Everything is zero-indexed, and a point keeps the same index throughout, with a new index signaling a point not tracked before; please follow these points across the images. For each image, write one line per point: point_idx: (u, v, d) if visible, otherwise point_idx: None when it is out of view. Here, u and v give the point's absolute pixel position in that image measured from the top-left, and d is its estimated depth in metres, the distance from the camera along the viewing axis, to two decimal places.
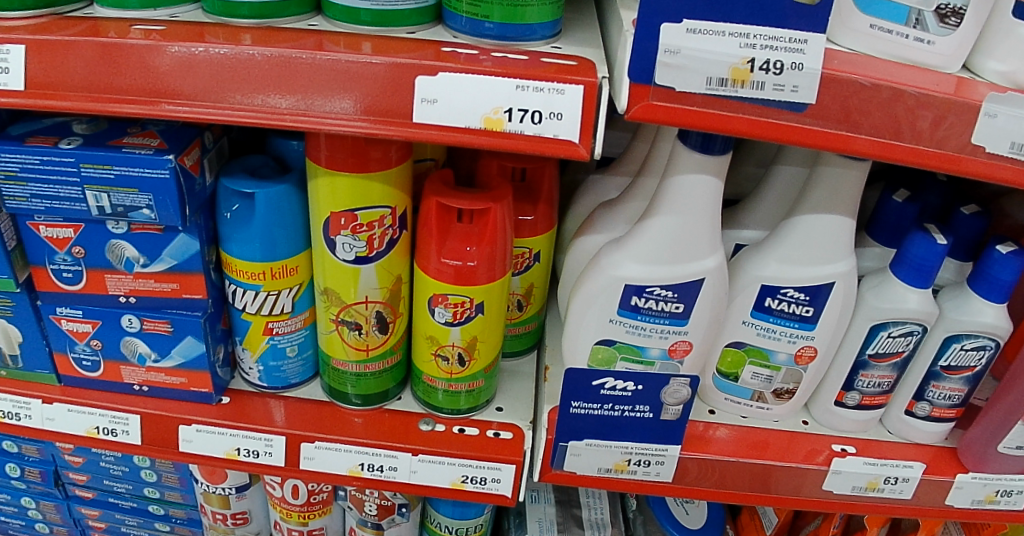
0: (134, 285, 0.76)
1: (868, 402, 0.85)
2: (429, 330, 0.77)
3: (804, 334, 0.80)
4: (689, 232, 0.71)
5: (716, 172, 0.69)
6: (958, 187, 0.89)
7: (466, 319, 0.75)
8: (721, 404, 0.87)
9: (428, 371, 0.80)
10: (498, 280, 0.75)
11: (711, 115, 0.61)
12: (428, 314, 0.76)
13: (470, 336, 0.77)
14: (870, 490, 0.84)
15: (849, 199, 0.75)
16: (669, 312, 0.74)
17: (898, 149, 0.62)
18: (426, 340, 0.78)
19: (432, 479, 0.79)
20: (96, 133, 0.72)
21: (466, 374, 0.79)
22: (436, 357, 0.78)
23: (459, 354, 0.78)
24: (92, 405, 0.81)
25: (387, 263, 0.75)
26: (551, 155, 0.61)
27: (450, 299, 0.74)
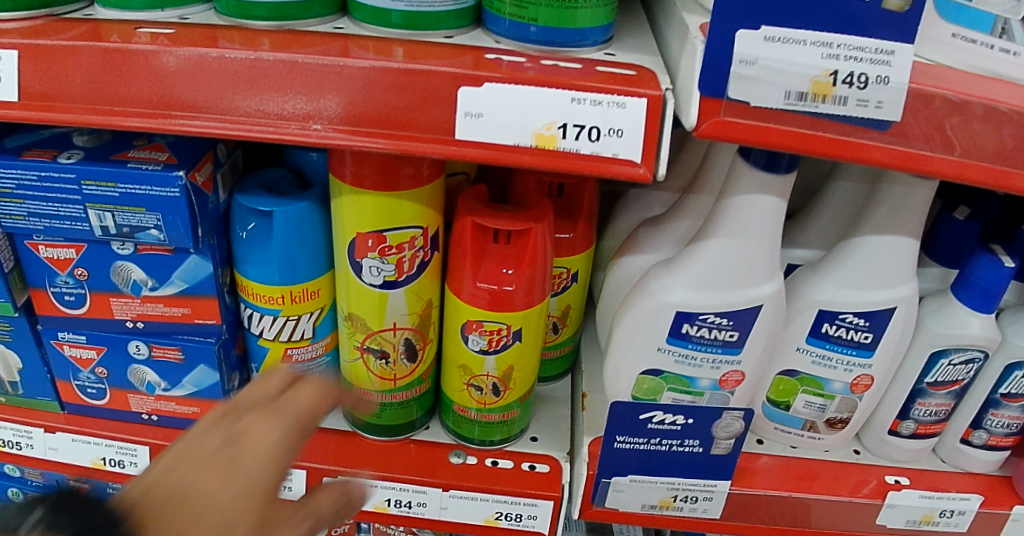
0: (141, 309, 0.70)
1: (924, 432, 0.80)
2: (462, 358, 0.72)
3: (861, 361, 0.75)
4: (747, 256, 0.66)
5: (779, 192, 0.64)
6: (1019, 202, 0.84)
7: (502, 347, 0.70)
8: (771, 433, 0.82)
9: (459, 401, 0.74)
10: (538, 305, 0.69)
11: (788, 133, 0.55)
12: (461, 341, 0.71)
13: (506, 365, 0.71)
14: (925, 523, 0.79)
15: (915, 219, 0.70)
16: (722, 341, 0.69)
17: (983, 170, 0.57)
18: (458, 369, 0.73)
19: (464, 516, 0.74)
20: (100, 147, 0.66)
21: (501, 404, 0.73)
22: (468, 386, 0.73)
23: (493, 384, 0.72)
24: (98, 435, 0.75)
25: (417, 288, 0.69)
26: (607, 176, 0.55)
27: (485, 327, 0.69)
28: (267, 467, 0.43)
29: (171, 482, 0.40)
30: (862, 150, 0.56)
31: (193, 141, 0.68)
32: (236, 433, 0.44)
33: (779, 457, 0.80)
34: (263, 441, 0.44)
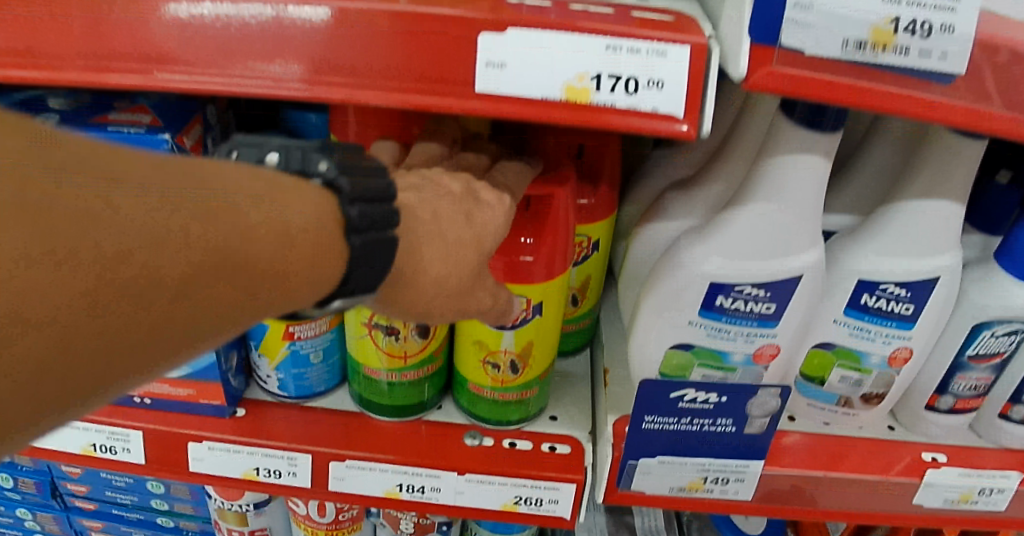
0: None
1: (963, 407, 0.76)
2: (478, 334, 0.67)
3: (901, 334, 0.70)
4: (789, 222, 0.61)
5: (825, 151, 0.58)
6: None
7: (522, 323, 0.65)
8: (803, 409, 0.77)
9: (474, 379, 0.70)
10: (560, 276, 0.64)
11: (844, 85, 0.50)
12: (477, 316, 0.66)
13: (526, 342, 0.66)
14: (962, 502, 0.75)
15: (960, 181, 0.65)
16: (758, 314, 0.64)
17: None
18: (473, 345, 0.68)
19: (481, 501, 0.69)
20: (81, 110, 0.61)
21: (519, 382, 0.69)
22: (484, 364, 0.68)
23: (512, 362, 0.67)
24: (86, 421, 0.70)
25: None
26: (647, 134, 0.50)
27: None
28: (495, 229, 0.53)
29: (426, 211, 0.49)
30: (922, 107, 0.51)
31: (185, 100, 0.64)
32: (474, 189, 0.54)
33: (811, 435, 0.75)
34: (496, 210, 0.54)
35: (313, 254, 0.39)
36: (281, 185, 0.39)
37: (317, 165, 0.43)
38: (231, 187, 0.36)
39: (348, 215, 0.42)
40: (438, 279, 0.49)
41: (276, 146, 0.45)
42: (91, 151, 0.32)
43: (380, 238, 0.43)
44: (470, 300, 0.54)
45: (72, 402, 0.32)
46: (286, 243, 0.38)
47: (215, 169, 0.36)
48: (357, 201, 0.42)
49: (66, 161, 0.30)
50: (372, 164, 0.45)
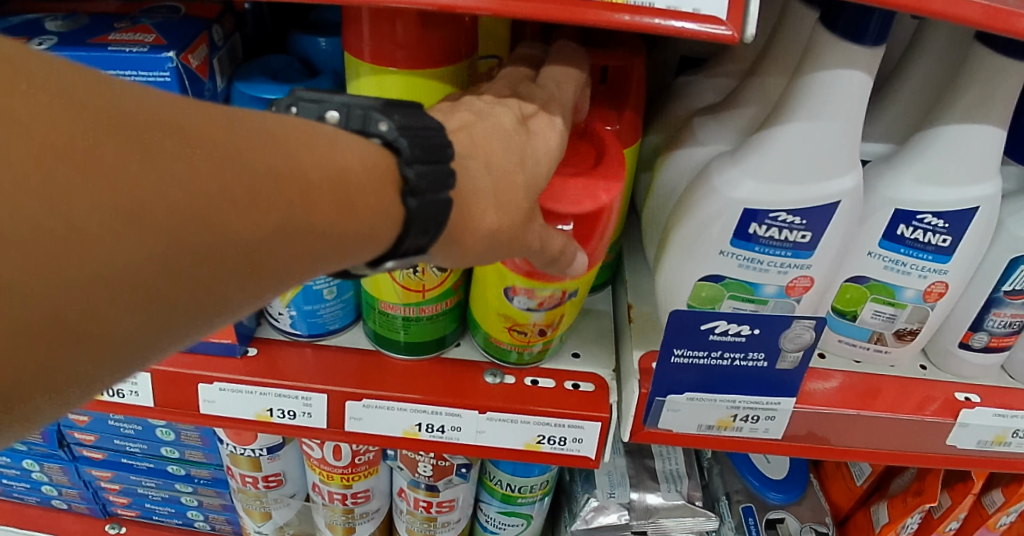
0: None
1: (996, 345, 0.74)
2: (503, 306, 0.63)
3: (938, 267, 0.67)
4: (829, 142, 0.57)
5: (869, 67, 0.55)
6: None
7: (555, 305, 0.62)
8: (833, 346, 0.75)
9: (492, 332, 0.67)
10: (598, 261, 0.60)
11: None
12: (502, 295, 0.62)
13: (557, 316, 0.64)
14: (995, 444, 0.73)
15: (1006, 102, 0.61)
16: (792, 243, 0.61)
17: None
18: (499, 317, 0.64)
19: (502, 440, 0.67)
20: (80, 31, 0.58)
21: (545, 339, 0.66)
22: (510, 331, 0.65)
23: (539, 330, 0.65)
24: None
25: None
26: (688, 37, 0.46)
27: (537, 292, 0.61)
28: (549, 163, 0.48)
29: (478, 159, 0.43)
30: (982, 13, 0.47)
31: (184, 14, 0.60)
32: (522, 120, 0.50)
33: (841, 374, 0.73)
34: (550, 141, 0.49)
35: (375, 217, 0.37)
36: (348, 142, 0.37)
37: (376, 124, 0.41)
38: (299, 142, 0.34)
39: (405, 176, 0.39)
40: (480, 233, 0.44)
41: (337, 104, 0.43)
42: (157, 95, 0.29)
43: (436, 200, 0.39)
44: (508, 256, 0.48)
45: (135, 358, 0.30)
46: (353, 200, 0.36)
47: (283, 121, 0.34)
48: (410, 151, 0.39)
49: (134, 106, 0.28)
50: (430, 123, 0.42)
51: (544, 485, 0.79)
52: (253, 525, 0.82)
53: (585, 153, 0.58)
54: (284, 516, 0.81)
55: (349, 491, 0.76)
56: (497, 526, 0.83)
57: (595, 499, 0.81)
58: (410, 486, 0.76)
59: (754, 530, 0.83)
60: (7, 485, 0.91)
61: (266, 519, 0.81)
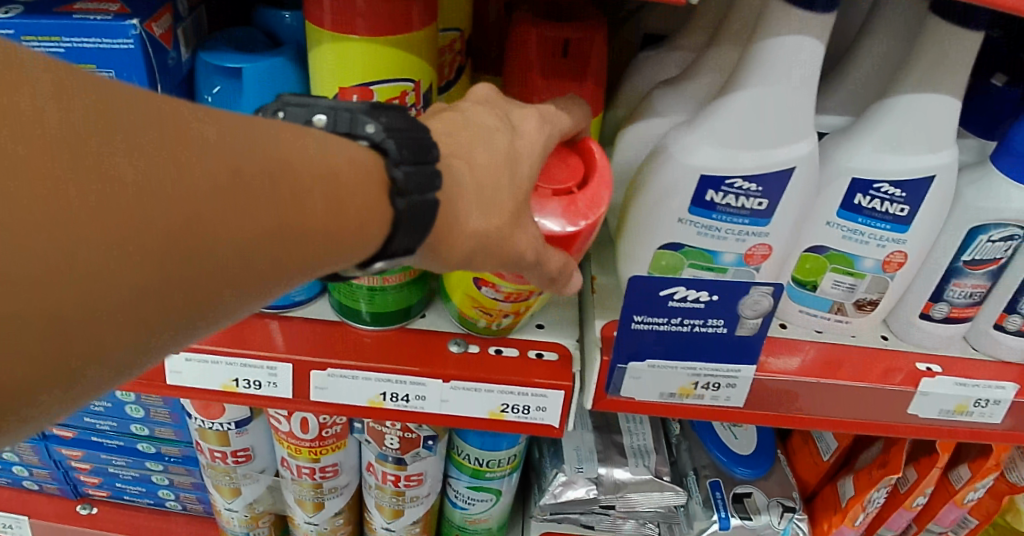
0: None
1: (957, 316, 0.75)
2: (471, 291, 0.64)
3: (895, 237, 0.68)
4: (784, 110, 0.59)
5: (819, 33, 0.56)
6: None
7: (522, 300, 0.63)
8: (794, 317, 0.76)
9: (459, 308, 0.68)
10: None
11: None
12: (473, 281, 0.63)
13: (525, 308, 0.65)
14: (958, 413, 0.74)
15: (960, 72, 0.62)
16: (749, 210, 0.62)
17: None
18: (466, 299, 0.66)
19: (466, 409, 0.68)
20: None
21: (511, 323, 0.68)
22: (477, 313, 0.66)
23: (505, 316, 0.66)
24: None
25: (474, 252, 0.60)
26: None
27: (504, 285, 0.61)
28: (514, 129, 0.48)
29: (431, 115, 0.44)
30: None
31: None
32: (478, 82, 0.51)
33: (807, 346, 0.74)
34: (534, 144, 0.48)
35: (363, 220, 0.39)
36: (338, 145, 0.39)
37: (364, 126, 0.42)
38: (288, 147, 0.36)
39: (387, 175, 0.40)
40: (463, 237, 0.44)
41: (325, 107, 0.45)
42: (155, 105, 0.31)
43: (423, 201, 0.40)
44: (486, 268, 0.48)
45: (142, 357, 0.32)
46: (343, 202, 0.37)
47: (272, 127, 0.36)
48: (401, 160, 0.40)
49: (128, 119, 0.29)
50: (421, 124, 0.43)
51: (513, 460, 0.80)
52: (222, 502, 0.82)
53: (571, 161, 0.55)
54: (253, 492, 0.81)
55: (317, 465, 0.76)
56: (466, 502, 0.84)
57: (563, 474, 0.82)
58: (378, 459, 0.76)
59: (722, 504, 0.84)
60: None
61: (236, 495, 0.81)
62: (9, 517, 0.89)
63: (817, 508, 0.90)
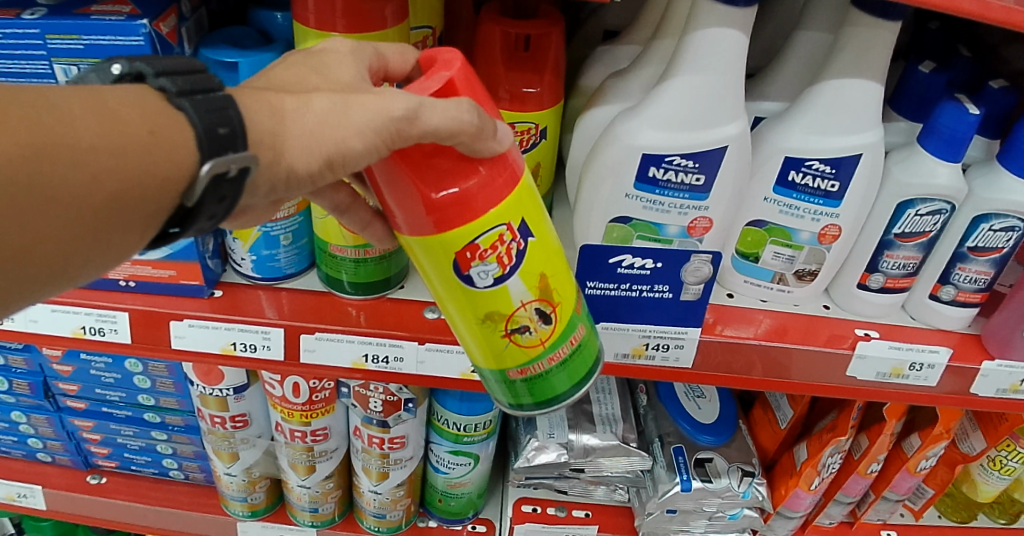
0: (133, 270, 0.69)
1: (892, 285, 0.82)
2: (484, 304, 0.54)
3: (828, 211, 0.75)
4: (714, 94, 0.66)
5: (742, 27, 0.64)
6: (958, 35, 0.89)
7: (518, 255, 0.53)
8: (740, 287, 0.83)
9: (513, 364, 0.57)
10: (520, 181, 0.52)
11: None
12: (462, 283, 0.53)
13: (541, 278, 0.54)
14: (894, 376, 0.81)
15: (879, 61, 0.70)
16: (688, 185, 0.70)
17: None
18: (486, 322, 0.55)
19: (440, 369, 0.75)
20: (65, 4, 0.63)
21: (560, 329, 0.56)
22: (511, 335, 0.55)
23: (537, 313, 0.55)
24: (76, 303, 0.69)
25: (440, 241, 0.51)
26: None
27: (483, 246, 0.51)
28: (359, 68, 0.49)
29: None
30: None
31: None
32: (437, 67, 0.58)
33: (761, 318, 0.81)
34: None
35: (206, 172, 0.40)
36: (159, 105, 0.40)
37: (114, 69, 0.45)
38: (94, 116, 0.37)
39: (181, 109, 0.40)
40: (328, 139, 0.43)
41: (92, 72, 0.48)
42: None
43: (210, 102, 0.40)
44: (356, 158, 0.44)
45: None
46: (170, 165, 0.39)
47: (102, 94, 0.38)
48: (176, 80, 0.42)
49: None
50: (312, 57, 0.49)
51: (488, 425, 0.87)
52: (222, 467, 0.87)
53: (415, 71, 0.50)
54: (252, 456, 0.86)
55: (308, 428, 0.82)
56: (447, 466, 0.90)
57: (536, 439, 0.90)
58: (363, 423, 0.83)
59: (684, 467, 0.91)
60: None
61: (235, 459, 0.86)
62: (24, 487, 0.93)
63: (776, 474, 0.96)
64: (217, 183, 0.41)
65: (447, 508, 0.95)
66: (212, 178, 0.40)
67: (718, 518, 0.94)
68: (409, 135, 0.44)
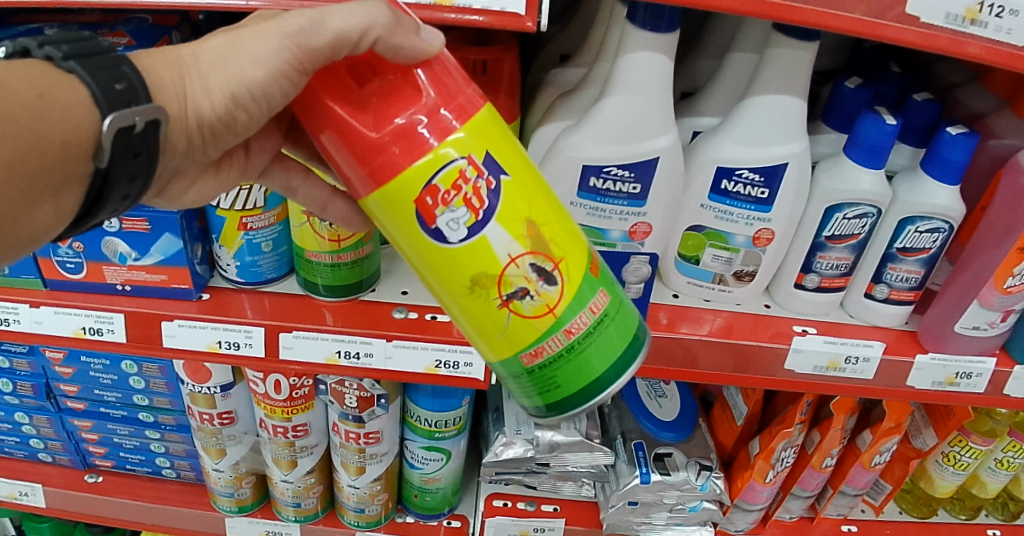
0: (129, 275, 0.77)
1: (828, 285, 0.88)
2: (467, 266, 0.51)
3: (760, 216, 0.82)
4: (644, 110, 0.73)
5: (664, 50, 0.71)
6: (887, 52, 0.96)
7: (490, 196, 0.50)
8: (685, 287, 0.90)
9: (526, 341, 0.53)
10: (480, 114, 0.50)
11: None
12: (435, 240, 0.51)
13: (526, 225, 0.51)
14: (831, 369, 0.87)
15: (800, 80, 0.76)
16: (627, 193, 0.77)
17: (884, 27, 0.61)
18: (477, 288, 0.51)
19: (406, 365, 0.81)
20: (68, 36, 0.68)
21: (569, 290, 0.52)
22: (509, 301, 0.52)
23: (532, 268, 0.51)
24: (76, 306, 0.77)
25: (398, 188, 0.49)
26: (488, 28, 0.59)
27: (444, 187, 0.49)
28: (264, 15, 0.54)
29: None
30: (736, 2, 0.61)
31: (134, 14, 0.73)
32: None
33: (712, 318, 0.88)
34: None
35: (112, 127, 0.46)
36: (49, 73, 0.45)
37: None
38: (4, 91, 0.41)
39: (71, 71, 0.45)
40: (244, 78, 0.52)
41: None
42: None
43: (97, 61, 0.46)
44: (262, 87, 0.51)
45: None
46: (79, 125, 0.45)
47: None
48: (60, 47, 0.46)
49: None
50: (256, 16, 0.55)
51: (459, 421, 0.93)
52: (211, 463, 0.94)
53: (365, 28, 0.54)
54: (238, 452, 0.93)
55: (289, 424, 0.89)
56: (421, 462, 0.97)
57: (504, 436, 0.96)
58: (341, 418, 0.89)
59: (644, 461, 0.97)
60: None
61: (222, 455, 0.93)
62: (26, 485, 1.00)
63: (733, 469, 1.02)
64: (123, 136, 0.47)
65: (424, 504, 1.02)
66: (117, 132, 0.46)
67: (679, 510, 1.00)
68: (317, 45, 0.49)
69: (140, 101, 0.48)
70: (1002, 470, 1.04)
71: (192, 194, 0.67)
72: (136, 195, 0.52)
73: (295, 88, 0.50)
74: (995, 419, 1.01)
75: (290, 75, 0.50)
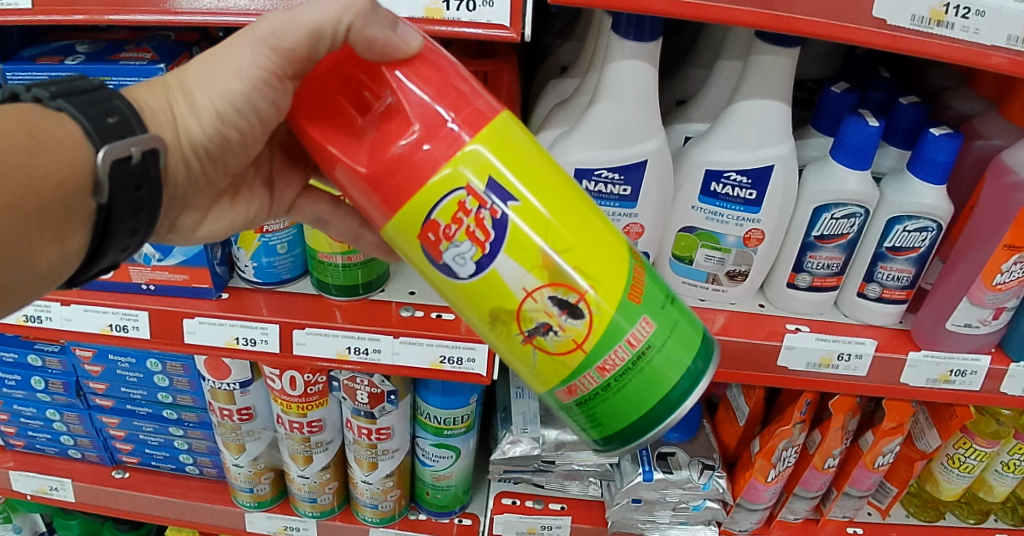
0: (153, 275, 0.83)
1: (820, 284, 0.91)
2: (488, 298, 0.54)
3: (749, 216, 0.86)
4: (631, 116, 0.78)
5: (647, 58, 0.75)
6: (876, 60, 0.99)
7: (494, 227, 0.52)
8: (680, 288, 0.94)
9: (561, 376, 0.55)
10: (497, 117, 0.53)
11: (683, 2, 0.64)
12: (452, 276, 0.54)
13: (539, 257, 0.52)
14: (824, 366, 0.89)
15: (782, 84, 0.80)
16: (617, 195, 0.82)
17: (905, 40, 0.65)
18: (501, 323, 0.54)
19: (412, 360, 0.86)
20: (99, 51, 0.75)
21: (596, 327, 0.53)
22: (534, 335, 0.54)
23: (552, 301, 0.53)
24: (105, 304, 0.84)
25: (406, 220, 0.52)
26: (477, 39, 0.64)
27: (444, 221, 0.52)
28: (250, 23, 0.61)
29: None
30: (744, 15, 0.65)
31: (159, 32, 0.81)
32: None
33: (713, 317, 0.91)
34: None
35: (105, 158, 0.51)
36: (46, 114, 0.50)
37: None
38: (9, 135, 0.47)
39: (62, 109, 0.51)
40: (227, 93, 0.58)
41: None
42: None
43: (86, 100, 0.52)
44: (244, 98, 0.58)
45: None
46: (76, 160, 0.50)
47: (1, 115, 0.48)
48: (48, 89, 0.52)
49: None
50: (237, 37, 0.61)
51: (467, 419, 0.97)
52: (232, 458, 0.99)
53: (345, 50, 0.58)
54: (257, 448, 0.99)
55: (305, 420, 0.94)
56: (432, 459, 1.01)
57: (511, 433, 1.00)
58: (353, 414, 0.94)
59: (647, 459, 0.99)
60: (31, 437, 1.08)
61: (241, 451, 0.98)
62: (56, 480, 1.07)
63: (736, 469, 1.04)
64: (119, 167, 0.52)
65: (436, 502, 1.05)
66: (112, 162, 0.52)
67: (683, 508, 1.02)
68: (287, 46, 0.55)
69: (134, 133, 0.53)
70: (1009, 473, 1.04)
71: (210, 228, 0.71)
72: (143, 230, 0.58)
73: (278, 93, 0.58)
74: (1000, 421, 1.01)
75: (272, 82, 0.57)
